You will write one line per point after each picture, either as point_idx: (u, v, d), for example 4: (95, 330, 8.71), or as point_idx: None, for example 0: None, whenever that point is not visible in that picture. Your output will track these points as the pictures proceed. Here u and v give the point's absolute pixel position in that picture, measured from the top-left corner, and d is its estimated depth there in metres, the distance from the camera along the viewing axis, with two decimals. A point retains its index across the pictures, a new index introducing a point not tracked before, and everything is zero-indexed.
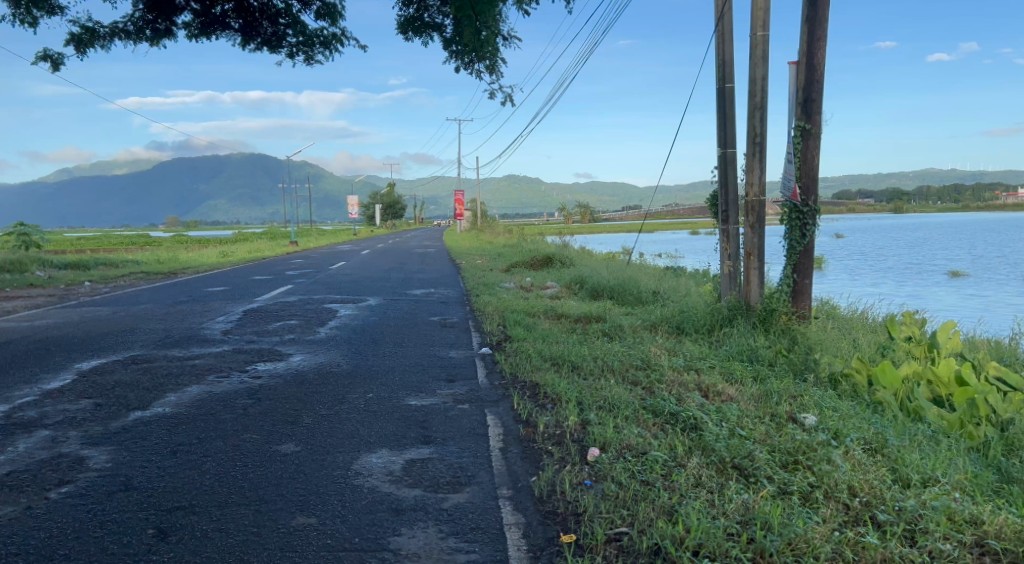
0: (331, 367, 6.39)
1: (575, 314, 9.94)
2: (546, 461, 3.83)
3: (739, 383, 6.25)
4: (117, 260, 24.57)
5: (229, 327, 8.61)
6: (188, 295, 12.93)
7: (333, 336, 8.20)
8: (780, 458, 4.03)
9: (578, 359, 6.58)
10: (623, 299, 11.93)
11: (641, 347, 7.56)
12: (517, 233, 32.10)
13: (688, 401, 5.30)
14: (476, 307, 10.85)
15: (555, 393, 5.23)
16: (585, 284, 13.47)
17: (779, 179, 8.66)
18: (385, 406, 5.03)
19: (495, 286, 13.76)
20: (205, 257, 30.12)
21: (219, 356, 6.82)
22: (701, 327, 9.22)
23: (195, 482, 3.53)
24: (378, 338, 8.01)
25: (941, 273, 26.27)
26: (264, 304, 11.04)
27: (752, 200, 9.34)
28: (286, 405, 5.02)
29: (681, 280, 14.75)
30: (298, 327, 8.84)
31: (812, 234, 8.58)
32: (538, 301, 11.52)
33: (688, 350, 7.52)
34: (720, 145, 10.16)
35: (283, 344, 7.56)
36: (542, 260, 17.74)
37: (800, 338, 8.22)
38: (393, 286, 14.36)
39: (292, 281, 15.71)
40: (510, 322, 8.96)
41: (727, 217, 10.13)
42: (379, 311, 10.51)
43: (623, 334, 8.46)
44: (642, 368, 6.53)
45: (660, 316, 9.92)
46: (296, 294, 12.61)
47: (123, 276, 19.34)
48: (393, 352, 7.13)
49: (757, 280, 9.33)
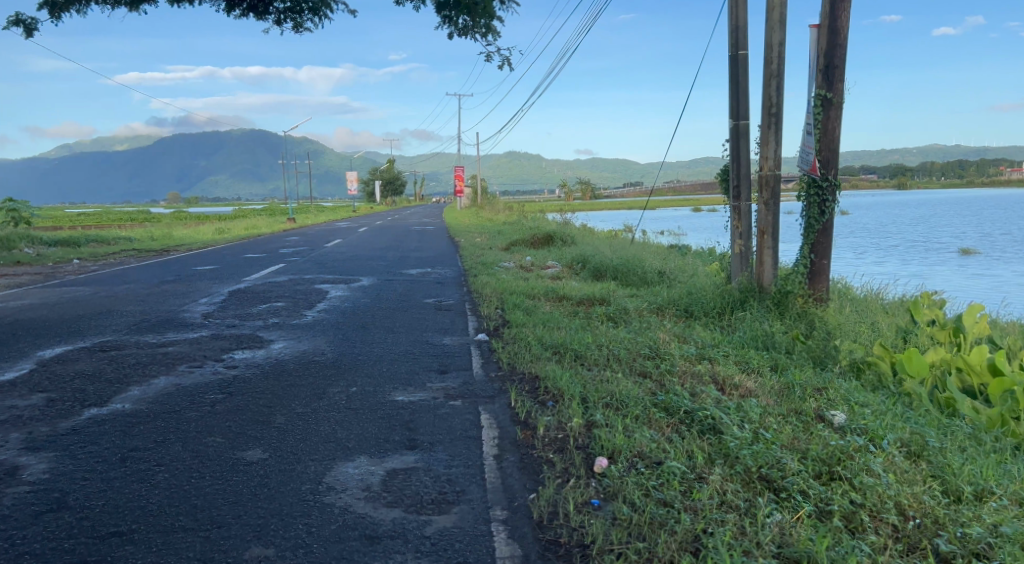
0: (314, 356, 5.87)
1: (577, 297, 9.41)
2: (547, 472, 3.36)
3: (757, 374, 5.75)
4: (107, 236, 23.91)
5: (211, 310, 8.08)
6: (173, 275, 12.36)
7: (321, 320, 7.69)
8: (813, 469, 3.56)
9: (581, 348, 6.09)
10: (627, 280, 11.40)
11: (649, 334, 7.06)
12: (517, 210, 31.47)
13: (703, 396, 4.82)
14: (473, 289, 10.32)
15: (557, 388, 4.73)
16: (588, 264, 12.91)
17: (797, 151, 8.10)
18: (368, 403, 4.54)
19: (494, 266, 13.20)
20: (200, 233, 29.52)
21: (194, 343, 6.28)
22: (712, 311, 8.70)
23: (140, 498, 3.05)
24: (367, 323, 7.49)
25: (951, 250, 25.66)
26: (252, 285, 10.51)
27: (766, 175, 8.78)
28: (259, 402, 4.53)
29: (686, 259, 14.20)
30: (284, 309, 8.31)
31: (831, 212, 8.08)
32: (539, 282, 11.00)
33: (699, 336, 7.01)
34: (733, 117, 9.58)
35: (265, 329, 7.04)
36: (543, 238, 17.18)
37: (818, 322, 7.73)
38: (387, 266, 13.81)
39: (284, 260, 15.15)
40: (508, 305, 8.44)
41: (738, 193, 9.58)
42: (371, 292, 9.99)
43: (628, 318, 7.97)
44: (652, 357, 6.03)
45: (667, 298, 9.39)
46: (286, 274, 12.05)
47: (112, 253, 18.74)
48: (382, 338, 6.63)
49: (770, 260, 8.80)
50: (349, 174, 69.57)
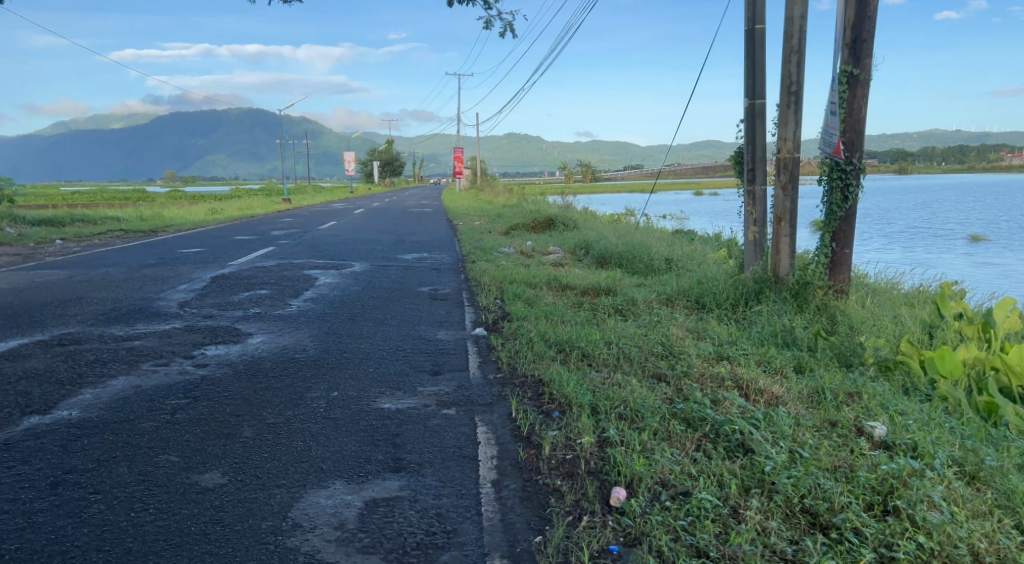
0: (294, 353, 5.31)
1: (581, 286, 8.87)
2: (554, 507, 2.86)
3: (781, 377, 5.22)
4: (95, 216, 23.24)
5: (188, 299, 7.52)
6: (156, 258, 11.77)
7: (306, 310, 7.15)
8: (864, 500, 3.05)
9: (588, 345, 5.55)
10: (632, 268, 10.84)
11: (660, 329, 6.51)
12: (517, 193, 30.84)
13: (727, 405, 4.30)
14: (471, 277, 9.75)
15: (563, 395, 4.20)
16: (591, 251, 12.33)
17: (819, 132, 7.52)
18: (349, 411, 4.01)
19: (493, 251, 12.62)
20: (192, 213, 28.88)
21: (163, 337, 5.72)
22: (725, 303, 8.15)
23: (64, 541, 2.55)
24: (356, 314, 6.94)
25: (960, 237, 25.09)
26: (237, 270, 9.94)
27: (784, 158, 8.20)
28: (226, 410, 3.99)
29: (693, 246, 13.61)
30: (268, 298, 7.76)
31: (854, 197, 7.52)
32: (541, 269, 10.44)
33: (715, 332, 6.47)
34: (748, 95, 8.98)
35: (241, 322, 6.47)
36: (544, 222, 16.61)
37: (840, 316, 7.21)
38: (382, 251, 13.22)
39: (274, 243, 14.54)
40: (508, 296, 7.89)
41: (753, 177, 9.01)
42: (363, 279, 9.43)
43: (636, 311, 7.44)
44: (665, 357, 5.49)
45: (678, 289, 8.83)
46: (273, 259, 11.47)
47: (99, 234, 18.11)
48: (371, 333, 6.08)
49: (788, 249, 8.25)
50: (346, 155, 68.61)
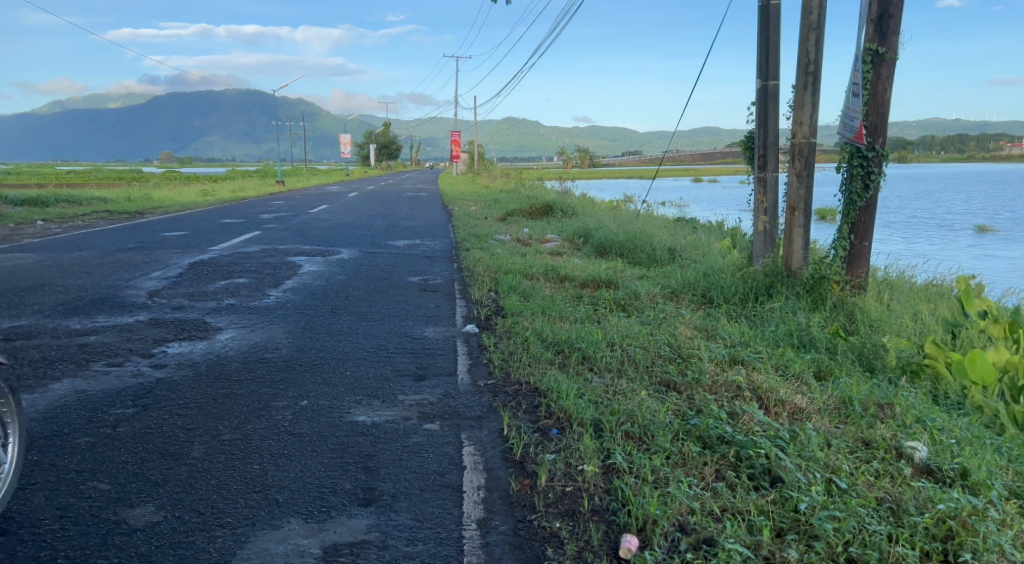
0: (265, 353, 4.80)
1: (580, 277, 8.36)
2: (552, 559, 2.38)
3: (801, 385, 4.74)
4: (80, 196, 22.52)
5: (160, 287, 7.00)
6: (134, 242, 11.20)
7: (285, 301, 6.63)
8: (919, 548, 2.58)
9: (589, 346, 5.06)
10: (634, 258, 10.34)
11: (667, 328, 6.01)
12: (515, 178, 30.28)
13: (747, 421, 3.81)
14: (464, 266, 9.23)
15: (561, 408, 3.71)
16: (591, 239, 11.82)
17: (839, 116, 7.00)
18: (319, 426, 3.52)
19: (488, 239, 12.11)
20: (183, 195, 28.25)
21: (124, 332, 5.20)
22: (735, 299, 7.65)
23: None
24: (338, 307, 6.42)
25: (967, 228, 24.60)
26: (217, 256, 9.40)
27: (799, 143, 7.69)
28: (177, 422, 3.48)
29: (696, 235, 13.11)
30: (245, 287, 7.23)
31: (875, 185, 7.01)
32: (538, 259, 9.92)
33: (727, 332, 5.98)
34: (761, 76, 8.44)
35: (213, 315, 5.95)
36: (542, 209, 16.08)
37: (858, 314, 6.73)
38: (372, 236, 12.67)
39: (261, 227, 13.98)
40: (503, 288, 7.39)
41: (764, 163, 8.49)
42: (350, 268, 8.92)
43: (640, 306, 6.96)
44: (674, 360, 4.99)
45: (684, 282, 8.32)
46: (258, 244, 10.92)
47: (81, 215, 17.48)
48: (352, 329, 5.57)
49: (801, 240, 7.74)
50: (343, 137, 67.75)
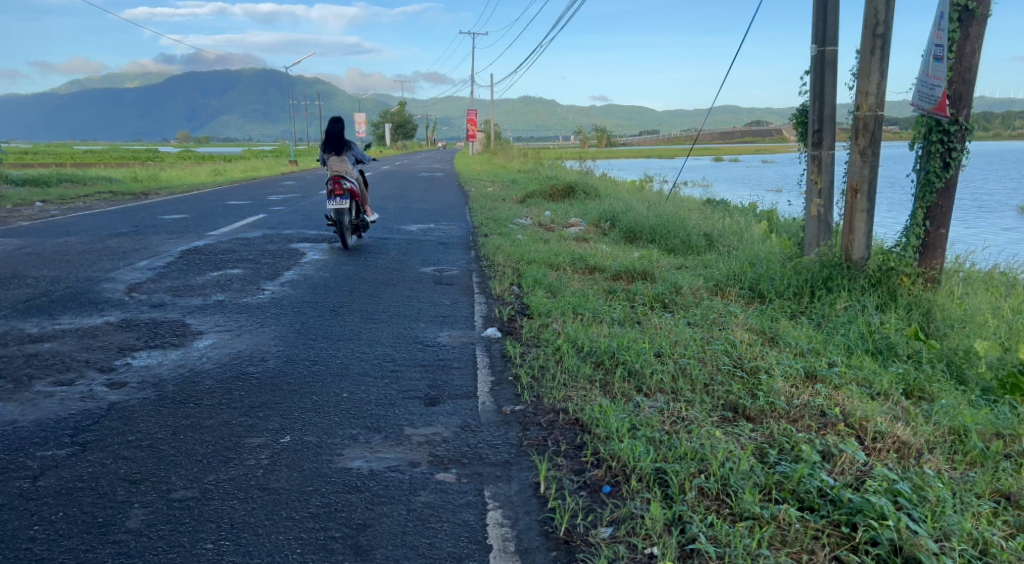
0: (246, 369, 4.00)
1: (613, 268, 7.52)
2: None
3: (896, 408, 3.90)
4: (85, 177, 21.79)
5: (143, 280, 6.24)
6: (130, 226, 10.44)
7: (280, 297, 5.86)
8: None
9: (635, 357, 4.23)
10: (667, 245, 9.49)
11: (719, 332, 5.17)
12: (534, 157, 29.31)
13: (848, 468, 2.98)
14: (482, 254, 8.41)
15: (611, 451, 2.89)
16: (619, 224, 10.96)
17: (916, 83, 6.13)
18: (301, 476, 2.72)
19: (508, 222, 11.29)
20: (192, 175, 27.55)
21: (86, 337, 4.44)
22: (789, 293, 6.78)
23: None
24: (340, 305, 5.63)
25: (1009, 209, 23.37)
26: (214, 243, 8.64)
27: (864, 117, 6.73)
28: (119, 469, 2.70)
29: (731, 218, 12.19)
30: (238, 280, 6.46)
31: (957, 164, 6.07)
32: (565, 246, 9.06)
33: (791, 335, 5.14)
34: (817, 41, 7.44)
35: (196, 315, 5.17)
36: (563, 191, 15.21)
37: (939, 312, 5.84)
38: (384, 220, 11.86)
39: (267, 210, 13.20)
40: (527, 282, 6.59)
41: (819, 140, 7.55)
42: (357, 256, 8.14)
43: (681, 303, 6.13)
44: (740, 377, 4.14)
45: (729, 273, 7.45)
46: (260, 229, 10.15)
47: (84, 197, 16.79)
48: (354, 334, 4.78)
49: (864, 228, 6.83)
50: (357, 117, 66.86)
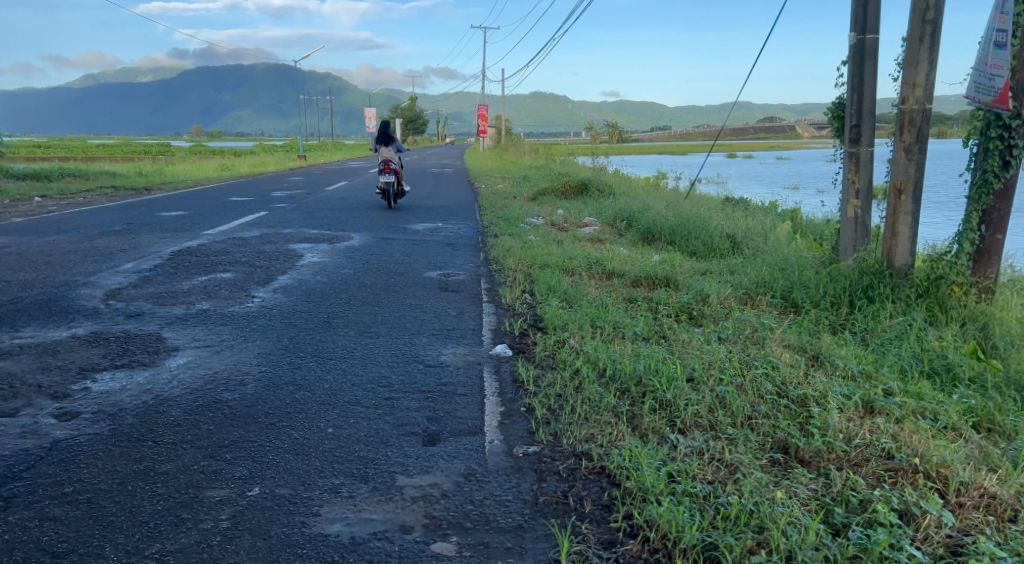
0: (219, 396, 3.49)
1: (632, 274, 6.98)
2: None
3: (973, 447, 3.35)
4: (88, 172, 21.37)
5: (123, 285, 5.75)
6: (123, 224, 9.98)
7: (271, 306, 5.36)
8: None
9: (665, 384, 3.70)
10: (688, 247, 8.95)
11: (756, 350, 4.63)
12: (545, 153, 28.75)
13: (936, 539, 2.44)
14: (492, 256, 7.90)
15: (647, 517, 2.38)
16: (635, 224, 10.41)
17: (971, 74, 5.54)
18: (265, 547, 2.22)
19: (520, 222, 10.77)
20: (198, 170, 27.09)
21: (46, 354, 3.94)
22: (825, 303, 6.22)
23: None
24: (334, 316, 5.12)
25: None
26: (209, 243, 8.16)
27: (909, 110, 6.14)
28: (42, 536, 2.22)
29: (753, 218, 11.61)
30: (227, 285, 5.97)
31: (1018, 163, 5.49)
32: (579, 248, 8.53)
33: (836, 354, 4.59)
34: (856, 28, 6.84)
35: (174, 327, 4.66)
36: (576, 188, 14.68)
37: (999, 328, 5.26)
38: (390, 219, 11.37)
39: (269, 207, 12.73)
40: (540, 289, 6.07)
41: (856, 136, 6.96)
42: (359, 258, 7.64)
43: (710, 316, 5.59)
44: (787, 410, 3.60)
45: (759, 280, 6.90)
46: (259, 228, 9.66)
47: (83, 192, 16.33)
48: (347, 351, 4.27)
49: (908, 232, 6.24)
50: (368, 112, 66.46)
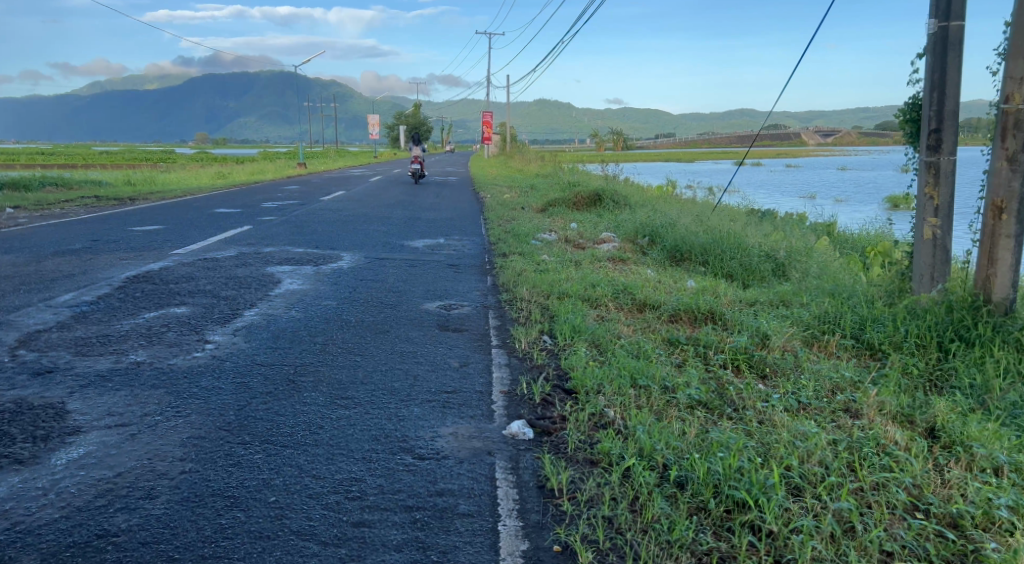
0: (109, 522, 2.38)
1: (669, 306, 5.85)
2: None
3: None
4: (74, 180, 20.32)
5: (46, 328, 4.63)
6: (86, 240, 8.91)
7: (223, 358, 4.23)
8: None
9: (758, 498, 2.57)
10: (725, 270, 7.82)
11: (856, 426, 3.47)
12: (552, 161, 27.72)
13: None
14: (501, 282, 6.79)
15: None
16: (660, 241, 9.30)
17: None
18: None
19: (531, 238, 9.65)
20: (191, 178, 26.05)
21: None
22: (909, 345, 5.08)
23: None
24: (302, 373, 3.98)
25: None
26: (173, 266, 7.06)
27: (1016, 110, 4.93)
28: None
29: (788, 233, 10.45)
30: (176, 327, 4.84)
31: None
32: (600, 271, 7.42)
33: (962, 431, 3.43)
34: (937, 13, 5.70)
35: (87, 392, 3.54)
36: (590, 199, 13.58)
37: None
38: (386, 234, 10.27)
39: (256, 220, 11.66)
40: (561, 329, 4.94)
41: (936, 143, 5.81)
42: (344, 285, 6.52)
43: (777, 375, 4.43)
44: (940, 541, 2.46)
45: (820, 314, 5.77)
46: (237, 245, 8.58)
47: (60, 203, 15.23)
48: (310, 435, 3.13)
49: (1011, 261, 5.10)
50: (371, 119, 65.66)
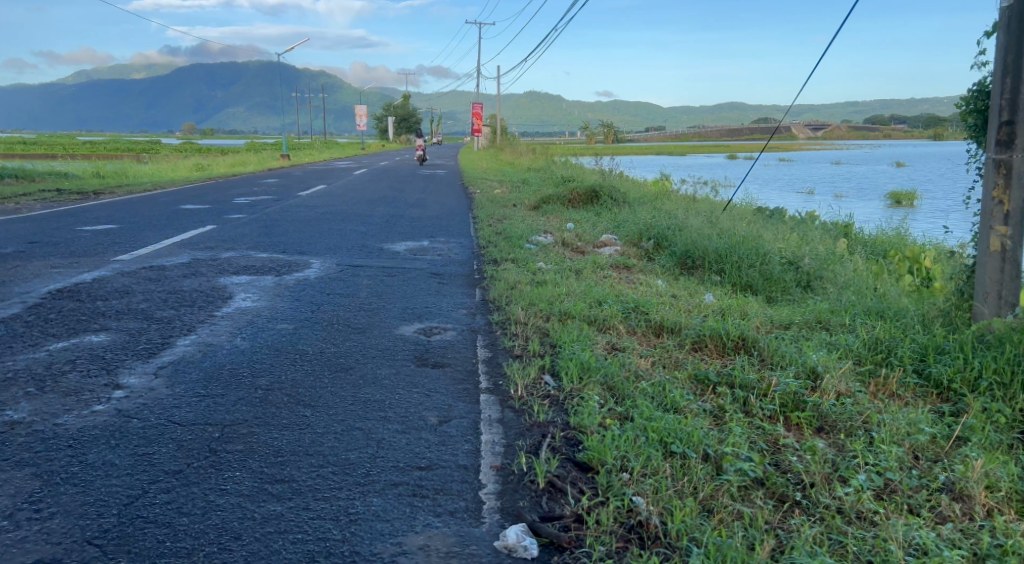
0: None
1: (691, 331, 4.90)
2: None
3: None
4: (38, 172, 19.01)
5: None
6: (22, 243, 7.85)
7: (128, 413, 3.24)
8: None
9: None
10: (744, 281, 6.88)
11: (980, 529, 2.52)
12: (543, 155, 26.63)
13: None
14: (491, 298, 5.85)
15: None
16: (667, 245, 8.38)
17: None
18: None
19: (524, 241, 8.68)
20: (167, 170, 24.79)
21: None
22: (987, 385, 4.10)
23: None
24: (228, 440, 2.99)
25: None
26: (110, 277, 6.04)
27: None
28: None
29: (806, 236, 9.51)
30: (82, 366, 3.83)
31: None
32: (605, 283, 6.47)
33: None
34: None
35: None
36: (586, 196, 12.64)
37: None
38: (364, 236, 9.26)
39: (222, 219, 10.59)
40: (567, 367, 3.98)
41: (1009, 138, 4.68)
42: (307, 301, 5.54)
43: (845, 436, 3.43)
44: None
45: (872, 342, 4.83)
46: (193, 250, 7.55)
47: (14, 198, 14.02)
48: (214, 556, 2.18)
49: None
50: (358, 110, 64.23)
